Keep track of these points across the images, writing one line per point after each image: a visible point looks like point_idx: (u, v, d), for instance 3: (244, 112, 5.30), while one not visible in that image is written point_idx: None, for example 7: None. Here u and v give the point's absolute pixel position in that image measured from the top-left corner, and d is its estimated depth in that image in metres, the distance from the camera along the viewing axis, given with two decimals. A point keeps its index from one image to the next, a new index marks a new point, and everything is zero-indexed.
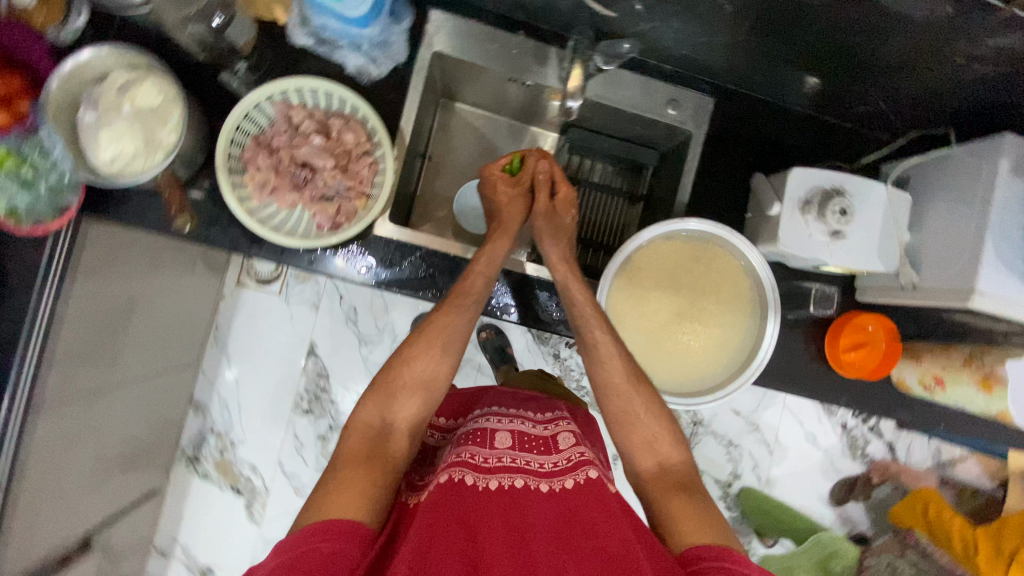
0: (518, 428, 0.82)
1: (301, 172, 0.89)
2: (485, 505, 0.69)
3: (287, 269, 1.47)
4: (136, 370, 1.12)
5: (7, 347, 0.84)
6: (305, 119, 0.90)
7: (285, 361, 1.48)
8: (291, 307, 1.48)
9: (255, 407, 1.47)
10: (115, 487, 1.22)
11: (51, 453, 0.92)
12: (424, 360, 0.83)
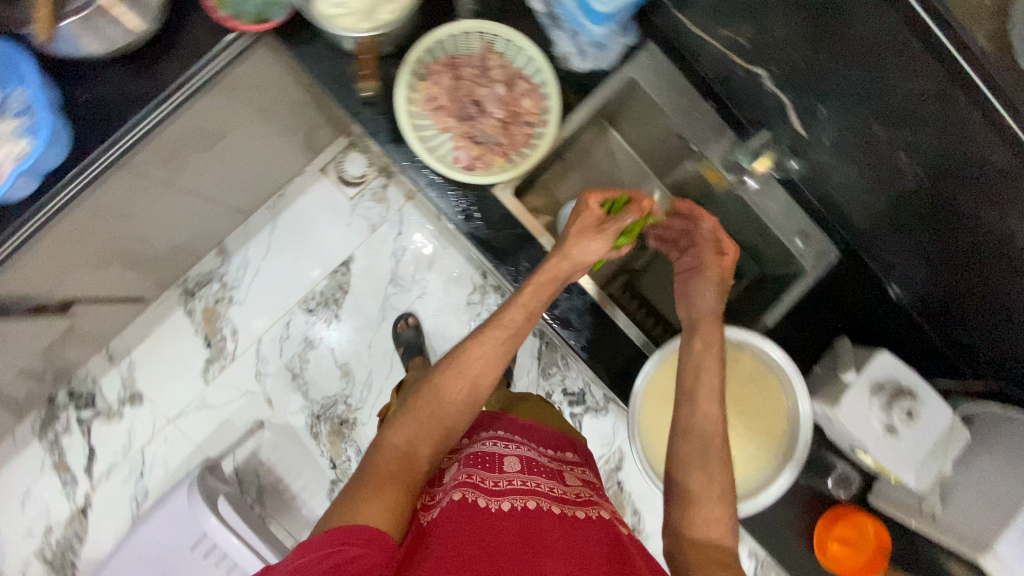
0: (525, 455, 0.88)
1: (469, 108, 0.95)
2: (496, 522, 0.73)
3: (372, 184, 1.52)
4: (194, 182, 1.13)
5: (131, 100, 0.87)
6: (498, 67, 0.96)
7: (319, 257, 1.50)
8: (354, 216, 1.51)
9: (269, 281, 1.48)
10: (113, 272, 1.20)
11: (93, 208, 0.93)
12: (456, 386, 0.80)
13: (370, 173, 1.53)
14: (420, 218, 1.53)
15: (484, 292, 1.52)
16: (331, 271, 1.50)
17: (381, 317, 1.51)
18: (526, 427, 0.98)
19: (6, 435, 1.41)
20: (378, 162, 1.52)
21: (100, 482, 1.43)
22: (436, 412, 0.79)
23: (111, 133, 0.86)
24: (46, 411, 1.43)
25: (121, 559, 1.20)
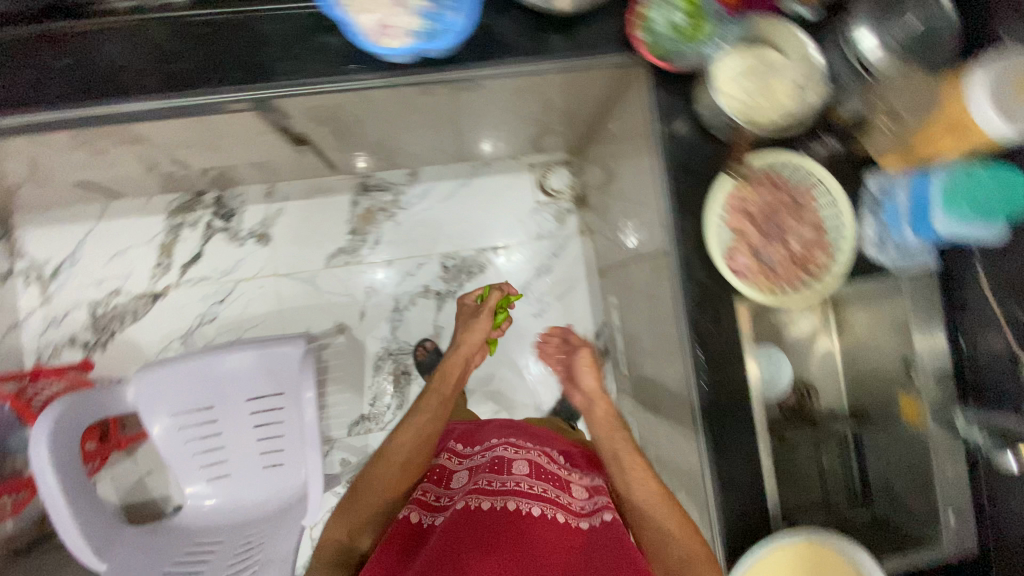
0: (535, 463, 1.01)
1: (769, 230, 0.85)
2: (494, 514, 0.86)
3: (561, 206, 1.60)
4: (464, 127, 1.22)
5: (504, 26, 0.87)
6: (816, 210, 0.85)
7: (481, 231, 1.57)
8: (528, 218, 1.59)
9: (430, 222, 1.55)
10: (339, 142, 1.24)
11: (403, 100, 0.98)
12: (400, 444, 1.04)
13: (566, 192, 1.60)
14: (581, 255, 1.59)
15: (587, 348, 1.56)
16: (481, 248, 1.57)
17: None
18: (538, 435, 1.16)
19: (144, 196, 1.45)
20: (579, 189, 1.60)
21: (183, 283, 1.47)
22: (383, 473, 1.01)
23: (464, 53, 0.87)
24: (188, 200, 1.47)
25: (176, 374, 1.11)
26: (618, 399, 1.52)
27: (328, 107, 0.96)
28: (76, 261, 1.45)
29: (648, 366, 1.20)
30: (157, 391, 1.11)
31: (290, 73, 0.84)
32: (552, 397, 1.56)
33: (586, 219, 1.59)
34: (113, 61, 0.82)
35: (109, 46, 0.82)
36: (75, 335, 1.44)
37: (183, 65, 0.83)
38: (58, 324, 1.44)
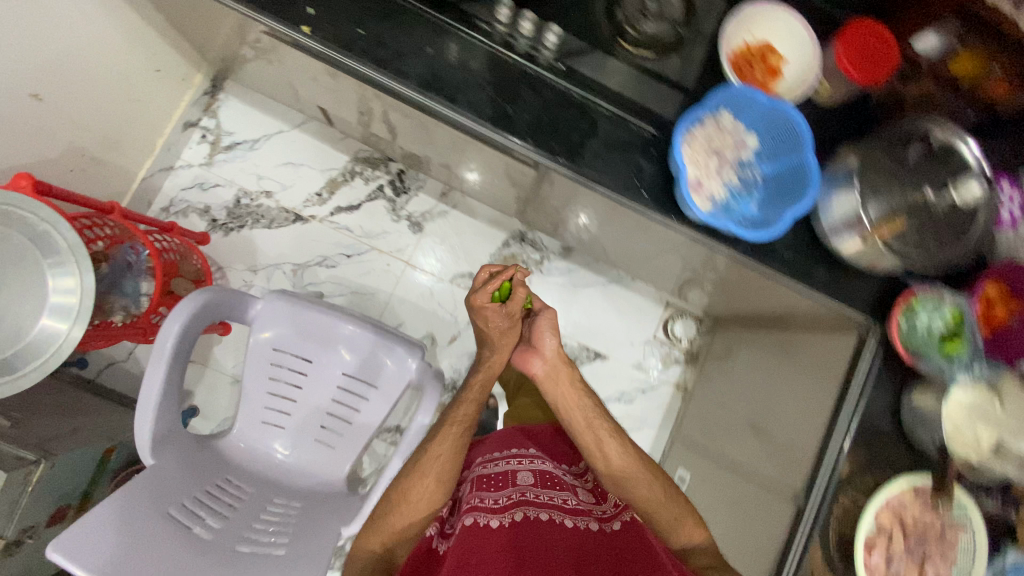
0: (539, 470, 0.99)
1: (907, 543, 0.86)
2: (507, 531, 0.84)
3: (675, 354, 1.56)
4: (654, 257, 1.24)
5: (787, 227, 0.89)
6: (957, 551, 0.85)
7: (592, 331, 1.55)
8: (639, 348, 1.56)
9: (554, 300, 1.56)
10: (543, 202, 1.26)
11: (641, 226, 1.02)
12: (431, 478, 0.92)
13: (685, 343, 1.56)
14: (664, 405, 1.53)
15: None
16: (583, 347, 1.55)
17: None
18: (539, 435, 1.13)
19: (343, 132, 1.49)
20: (698, 347, 1.56)
21: (327, 221, 1.50)
22: (410, 506, 0.90)
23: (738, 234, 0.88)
24: (374, 158, 1.51)
25: (299, 317, 1.14)
26: None
27: (587, 195, 0.97)
28: (252, 147, 1.48)
29: None
30: (275, 318, 1.14)
31: (592, 166, 0.87)
32: None
33: (688, 377, 1.55)
34: (463, 71, 0.87)
35: (468, 59, 0.88)
36: (210, 207, 1.46)
37: (514, 109, 0.87)
38: (203, 189, 1.46)
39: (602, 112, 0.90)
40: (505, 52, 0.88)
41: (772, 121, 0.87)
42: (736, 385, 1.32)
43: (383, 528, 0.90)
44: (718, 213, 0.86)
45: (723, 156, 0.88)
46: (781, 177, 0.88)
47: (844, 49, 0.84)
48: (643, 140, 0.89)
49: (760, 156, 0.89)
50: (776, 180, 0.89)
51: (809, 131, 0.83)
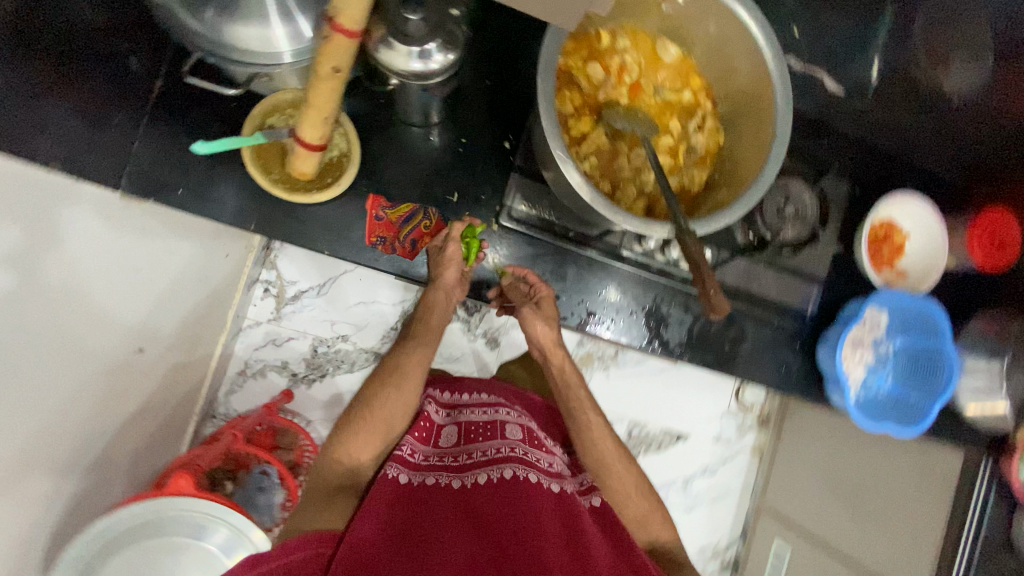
0: (527, 425, 0.80)
1: None
2: (482, 491, 0.66)
3: (753, 422, 1.62)
4: None
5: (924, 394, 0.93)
6: None
7: (673, 414, 1.57)
8: (718, 419, 1.59)
9: (635, 387, 1.55)
10: None
11: None
12: (393, 386, 0.72)
13: (756, 408, 1.62)
14: (744, 469, 1.62)
15: (716, 555, 1.60)
16: (668, 430, 1.57)
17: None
18: (529, 400, 0.90)
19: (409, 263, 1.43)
20: (769, 411, 1.62)
21: None
22: (378, 415, 0.71)
23: (879, 410, 0.92)
24: None
25: None
26: None
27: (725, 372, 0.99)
28: (319, 293, 1.42)
29: None
30: None
31: (741, 372, 0.92)
32: None
33: (764, 440, 1.63)
34: (610, 301, 0.88)
35: (617, 289, 0.88)
36: (288, 362, 1.41)
37: (665, 331, 0.89)
38: (276, 344, 1.41)
39: (747, 317, 0.91)
40: (657, 275, 0.88)
41: (910, 308, 0.91)
42: (830, 460, 1.37)
43: (352, 439, 0.70)
44: (859, 400, 0.92)
45: (863, 344, 0.92)
46: (917, 353, 0.92)
47: (976, 235, 0.90)
48: (788, 333, 0.93)
49: (891, 332, 0.93)
50: (911, 353, 0.93)
51: (945, 320, 0.89)
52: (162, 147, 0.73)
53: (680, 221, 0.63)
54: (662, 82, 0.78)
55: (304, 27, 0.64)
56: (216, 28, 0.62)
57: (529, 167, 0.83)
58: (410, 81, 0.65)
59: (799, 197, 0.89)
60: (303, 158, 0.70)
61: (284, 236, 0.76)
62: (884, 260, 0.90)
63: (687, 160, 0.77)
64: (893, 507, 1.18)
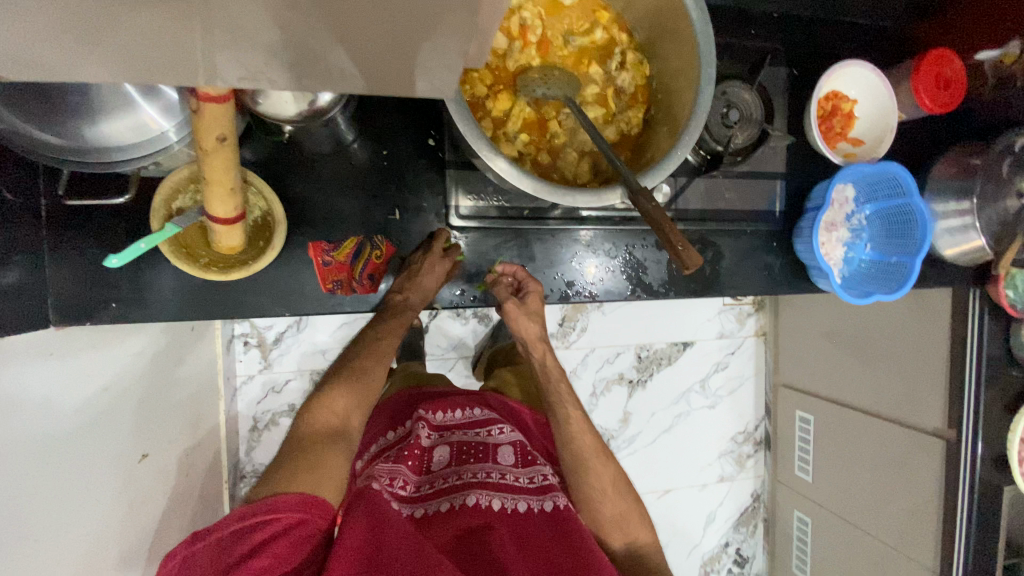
0: (519, 443, 0.81)
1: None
2: (473, 519, 0.68)
3: (749, 310, 1.66)
4: None
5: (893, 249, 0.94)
6: None
7: (674, 327, 1.61)
8: (716, 318, 1.63)
9: (631, 315, 1.57)
10: None
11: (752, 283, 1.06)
12: (378, 366, 0.77)
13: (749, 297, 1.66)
14: (753, 355, 1.68)
15: (747, 439, 1.69)
16: (673, 343, 1.61)
17: (675, 401, 1.63)
18: (521, 418, 0.91)
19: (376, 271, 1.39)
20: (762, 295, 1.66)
21: None
22: (365, 388, 0.74)
23: (859, 277, 0.96)
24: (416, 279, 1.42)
25: None
26: (775, 491, 1.67)
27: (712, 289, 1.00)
28: (300, 328, 1.39)
29: (858, 499, 1.35)
30: None
31: (729, 287, 0.92)
32: (714, 481, 1.68)
33: (764, 322, 1.67)
34: (584, 262, 0.86)
35: (586, 249, 0.86)
36: (295, 403, 1.40)
37: (646, 274, 0.88)
38: (277, 391, 1.39)
39: (720, 234, 0.90)
40: (621, 223, 0.86)
41: (872, 174, 0.90)
42: (832, 323, 1.42)
43: (334, 404, 0.72)
44: (843, 277, 0.95)
45: (836, 224, 0.93)
46: (888, 215, 0.93)
47: (919, 83, 0.85)
48: (764, 236, 0.92)
49: (861, 203, 0.95)
50: (882, 217, 0.95)
51: (909, 176, 0.88)
52: (77, 266, 0.68)
53: (631, 184, 0.59)
54: (572, 28, 0.71)
55: (172, 97, 0.56)
56: (80, 133, 0.55)
57: (461, 158, 0.78)
58: (302, 122, 0.61)
59: (739, 98, 0.84)
60: (225, 233, 0.64)
61: (238, 313, 0.73)
62: (835, 133, 0.90)
63: (619, 104, 0.73)
64: (898, 353, 1.23)
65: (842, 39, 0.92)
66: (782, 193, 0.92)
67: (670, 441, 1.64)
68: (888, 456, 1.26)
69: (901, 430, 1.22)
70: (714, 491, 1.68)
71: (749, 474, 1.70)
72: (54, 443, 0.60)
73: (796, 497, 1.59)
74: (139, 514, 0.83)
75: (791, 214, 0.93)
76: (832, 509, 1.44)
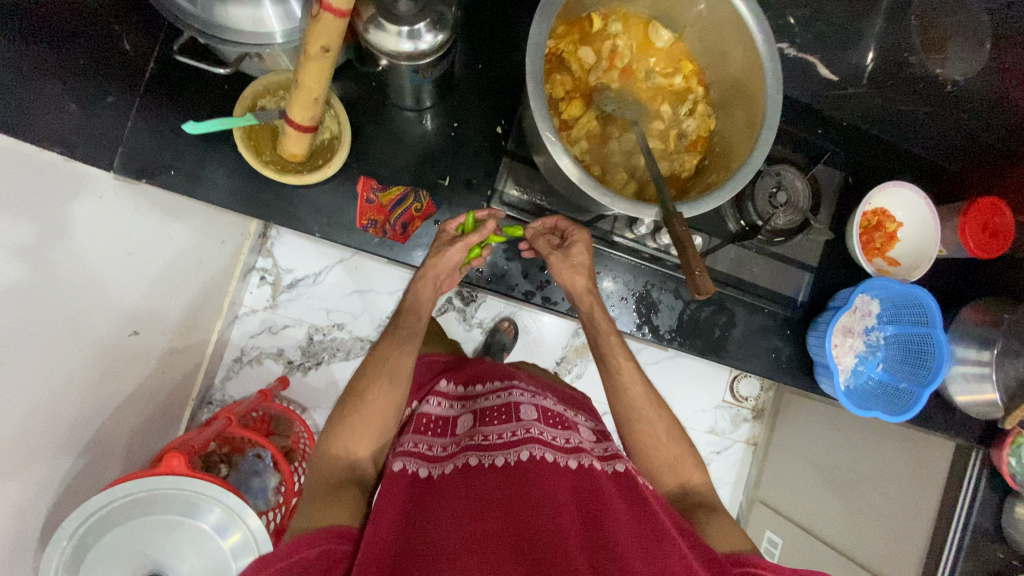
0: (540, 405, 0.74)
1: None
2: (496, 476, 0.60)
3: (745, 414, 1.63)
4: None
5: (903, 374, 0.93)
6: None
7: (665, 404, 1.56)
8: (710, 411, 1.60)
9: None
10: None
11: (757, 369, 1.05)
12: (387, 381, 0.68)
13: (751, 402, 1.62)
14: (739, 462, 1.63)
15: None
16: None
17: None
18: (547, 385, 0.89)
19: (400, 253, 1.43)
20: (764, 404, 1.63)
21: None
22: (370, 411, 0.66)
23: (863, 394, 0.95)
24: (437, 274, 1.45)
25: None
26: None
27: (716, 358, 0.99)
28: (315, 282, 1.42)
29: None
30: None
31: (732, 358, 0.92)
32: None
33: (758, 432, 1.63)
34: (601, 285, 0.89)
35: (609, 275, 0.89)
36: (284, 350, 1.42)
37: (655, 316, 0.90)
38: (272, 332, 1.41)
39: (738, 303, 0.92)
40: (648, 261, 0.88)
41: (899, 294, 0.91)
42: (825, 453, 1.37)
43: (352, 435, 0.66)
44: (847, 387, 0.94)
45: (853, 332, 0.93)
46: (907, 342, 0.94)
47: (967, 228, 0.86)
48: (779, 320, 0.93)
49: (881, 320, 0.96)
50: (901, 341, 0.95)
51: (936, 307, 0.88)
52: (156, 132, 0.75)
53: (668, 205, 0.63)
54: (655, 68, 0.78)
55: (295, 7, 0.64)
56: (210, 9, 0.63)
57: (521, 151, 0.83)
58: (397, 62, 0.66)
59: (792, 184, 0.88)
60: (293, 139, 0.70)
61: (276, 219, 0.78)
62: (873, 248, 0.92)
63: (678, 145, 0.77)
64: (882, 496, 1.17)
65: (900, 165, 0.96)
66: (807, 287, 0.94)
67: None
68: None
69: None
70: None
71: None
72: (47, 256, 0.63)
73: None
74: (105, 384, 0.83)
75: (810, 308, 0.93)
76: None
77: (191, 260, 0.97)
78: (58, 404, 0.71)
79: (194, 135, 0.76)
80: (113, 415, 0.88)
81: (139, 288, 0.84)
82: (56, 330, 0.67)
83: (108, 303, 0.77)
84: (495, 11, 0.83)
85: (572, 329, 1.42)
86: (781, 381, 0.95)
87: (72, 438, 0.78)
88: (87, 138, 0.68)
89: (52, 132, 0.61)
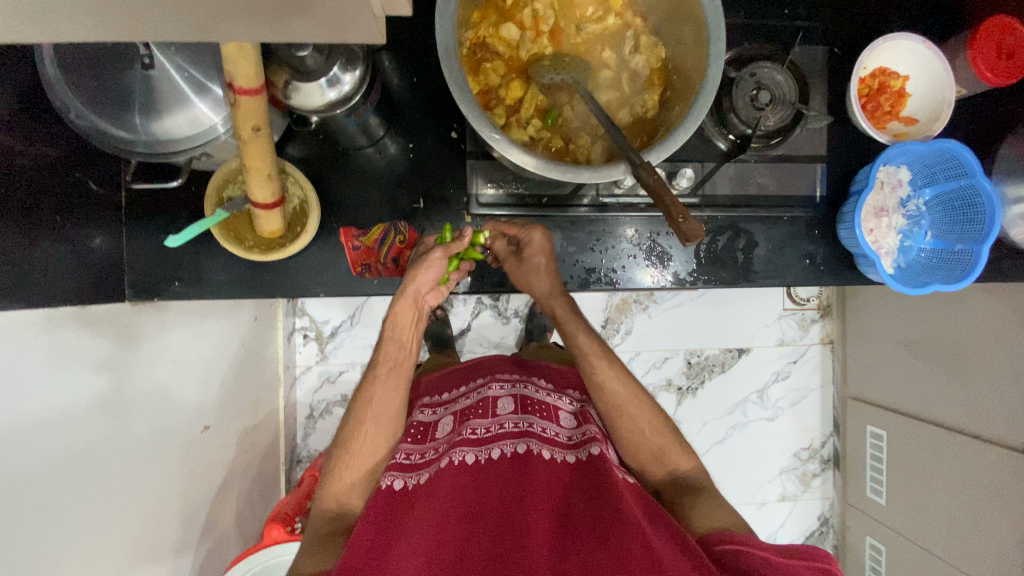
0: (520, 395, 0.79)
1: None
2: (469, 477, 0.66)
3: (820, 314, 1.46)
4: None
5: (957, 237, 0.85)
6: None
7: (728, 331, 1.44)
8: (774, 322, 1.45)
9: (684, 319, 1.42)
10: None
11: None
12: (372, 425, 0.72)
13: (814, 301, 1.46)
14: (819, 365, 1.47)
15: (812, 456, 1.48)
16: (726, 348, 1.44)
17: (729, 411, 1.45)
18: (540, 367, 0.90)
19: None
20: (828, 298, 1.46)
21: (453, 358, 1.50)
22: (359, 454, 0.71)
23: (915, 271, 0.88)
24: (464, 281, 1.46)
25: None
26: (845, 516, 1.44)
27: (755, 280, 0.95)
28: (354, 322, 1.39)
29: (937, 522, 1.14)
30: None
31: (766, 277, 0.88)
32: (773, 500, 1.47)
33: (831, 329, 1.47)
34: (607, 250, 0.86)
35: (610, 238, 0.86)
36: (347, 395, 1.39)
37: (671, 262, 0.87)
38: (331, 382, 1.39)
39: (754, 221, 0.87)
40: (645, 210, 0.85)
41: (927, 153, 0.83)
42: (913, 328, 1.21)
43: (341, 477, 0.71)
44: (897, 268, 0.88)
45: (888, 210, 0.87)
46: (951, 200, 0.86)
47: (980, 58, 0.80)
48: (803, 224, 0.88)
49: (916, 186, 0.88)
50: (946, 202, 0.87)
51: (971, 156, 0.80)
52: (160, 249, 0.83)
53: (631, 157, 0.58)
54: (584, 16, 0.72)
55: (219, 93, 0.65)
56: (148, 129, 0.65)
57: (481, 149, 0.82)
58: (327, 112, 0.67)
59: (772, 80, 0.80)
60: (265, 218, 0.70)
61: (284, 291, 0.84)
62: (884, 112, 0.85)
63: (635, 86, 0.73)
64: (985, 360, 1.05)
65: (886, 15, 0.87)
66: (824, 179, 0.88)
67: (733, 457, 1.45)
68: (975, 478, 1.05)
69: (988, 448, 1.02)
70: (786, 515, 1.48)
71: (816, 495, 1.48)
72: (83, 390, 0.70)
73: (867, 521, 1.36)
74: (200, 482, 0.87)
75: (826, 202, 0.88)
76: (909, 536, 1.21)
77: (234, 346, 1.00)
78: (162, 516, 0.77)
79: (182, 245, 0.83)
80: (213, 508, 0.93)
81: (196, 390, 0.87)
82: (141, 462, 0.71)
83: (175, 418, 0.81)
84: (417, 18, 0.82)
85: (606, 292, 1.38)
86: (823, 283, 0.89)
87: (185, 540, 0.83)
88: (92, 274, 0.73)
89: (76, 289, 0.69)
